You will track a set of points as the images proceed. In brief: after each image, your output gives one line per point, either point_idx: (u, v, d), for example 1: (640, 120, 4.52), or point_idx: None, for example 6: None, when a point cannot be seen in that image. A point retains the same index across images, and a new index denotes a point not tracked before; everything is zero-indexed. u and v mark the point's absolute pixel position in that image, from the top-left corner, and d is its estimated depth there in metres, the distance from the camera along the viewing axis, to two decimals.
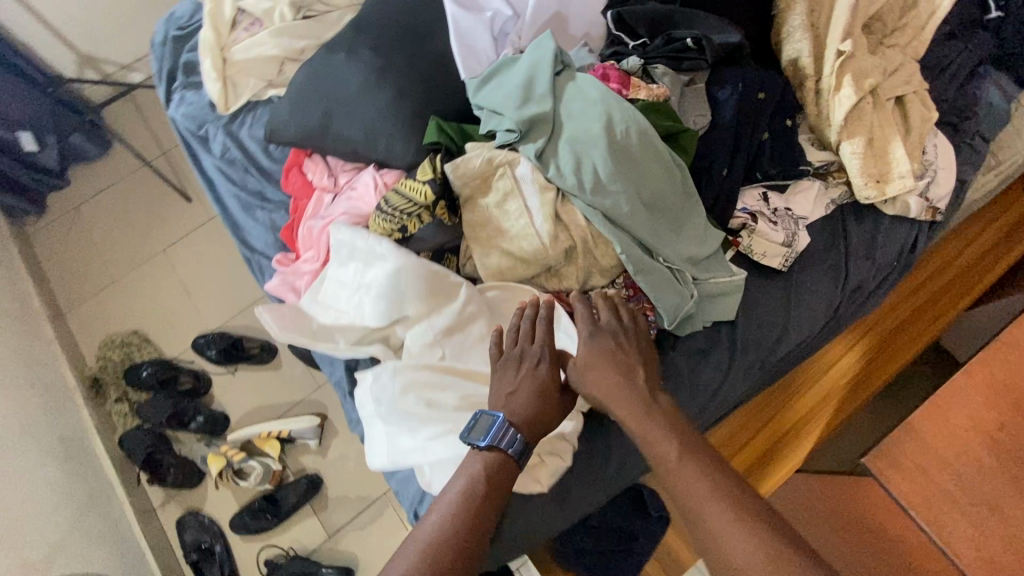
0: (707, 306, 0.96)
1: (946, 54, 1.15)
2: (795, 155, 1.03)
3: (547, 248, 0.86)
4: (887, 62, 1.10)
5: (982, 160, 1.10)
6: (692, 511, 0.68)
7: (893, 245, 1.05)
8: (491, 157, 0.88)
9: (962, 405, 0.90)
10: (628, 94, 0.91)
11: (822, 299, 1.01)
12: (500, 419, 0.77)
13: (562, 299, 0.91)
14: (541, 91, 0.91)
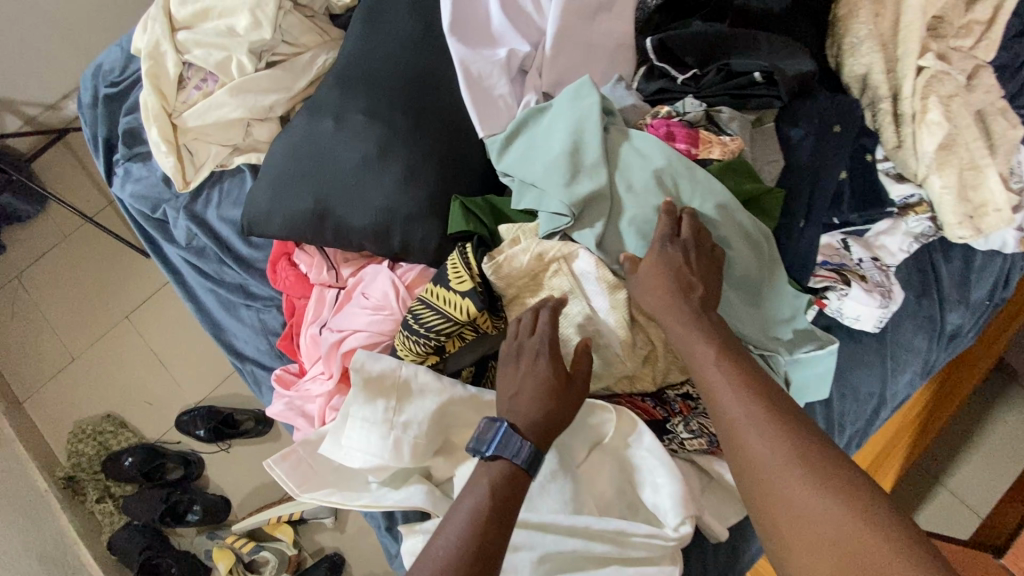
0: (798, 388, 0.81)
1: (1016, 53, 1.01)
2: (877, 194, 0.89)
3: (624, 358, 0.74)
4: (962, 69, 0.95)
5: None
6: (716, 406, 0.61)
7: (986, 282, 0.92)
8: (541, 252, 0.72)
9: None
10: (699, 155, 0.75)
11: (918, 357, 0.89)
12: (503, 426, 0.64)
13: (640, 407, 0.77)
14: (592, 160, 0.73)
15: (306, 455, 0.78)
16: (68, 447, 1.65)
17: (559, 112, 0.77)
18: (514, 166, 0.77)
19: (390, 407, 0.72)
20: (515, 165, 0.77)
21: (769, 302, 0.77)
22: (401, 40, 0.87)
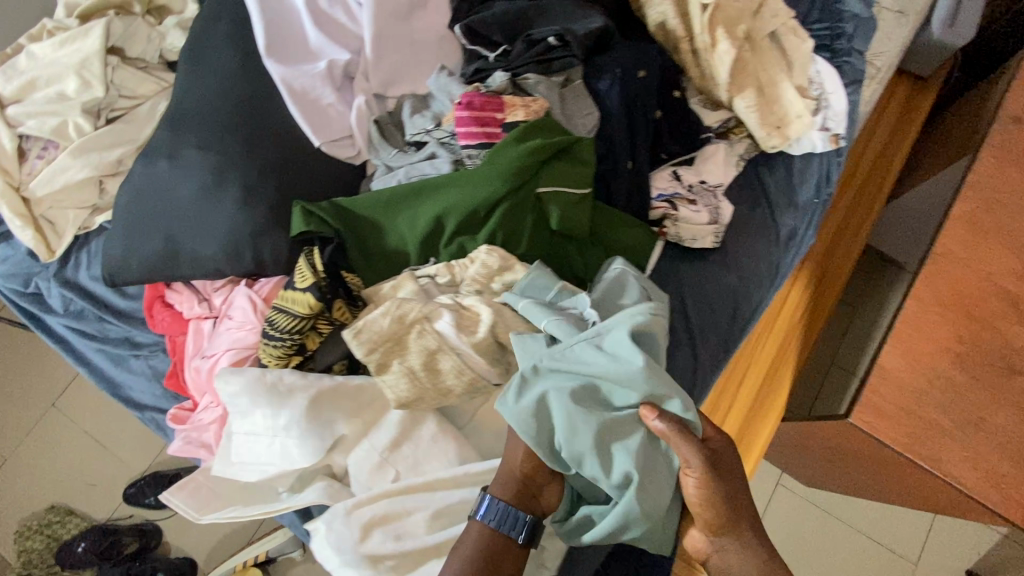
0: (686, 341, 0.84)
1: None
2: (692, 128, 0.98)
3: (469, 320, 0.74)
4: None
5: (865, 72, 1.08)
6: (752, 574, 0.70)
7: (808, 184, 1.02)
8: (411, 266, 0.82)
9: (922, 330, 0.85)
10: (505, 117, 0.80)
11: (761, 261, 0.98)
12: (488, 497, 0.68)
13: None
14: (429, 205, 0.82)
15: (205, 482, 0.81)
16: (15, 548, 1.60)
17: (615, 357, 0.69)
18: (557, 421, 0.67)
19: (269, 416, 0.75)
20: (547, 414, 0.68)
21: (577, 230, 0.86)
22: (224, 71, 0.90)
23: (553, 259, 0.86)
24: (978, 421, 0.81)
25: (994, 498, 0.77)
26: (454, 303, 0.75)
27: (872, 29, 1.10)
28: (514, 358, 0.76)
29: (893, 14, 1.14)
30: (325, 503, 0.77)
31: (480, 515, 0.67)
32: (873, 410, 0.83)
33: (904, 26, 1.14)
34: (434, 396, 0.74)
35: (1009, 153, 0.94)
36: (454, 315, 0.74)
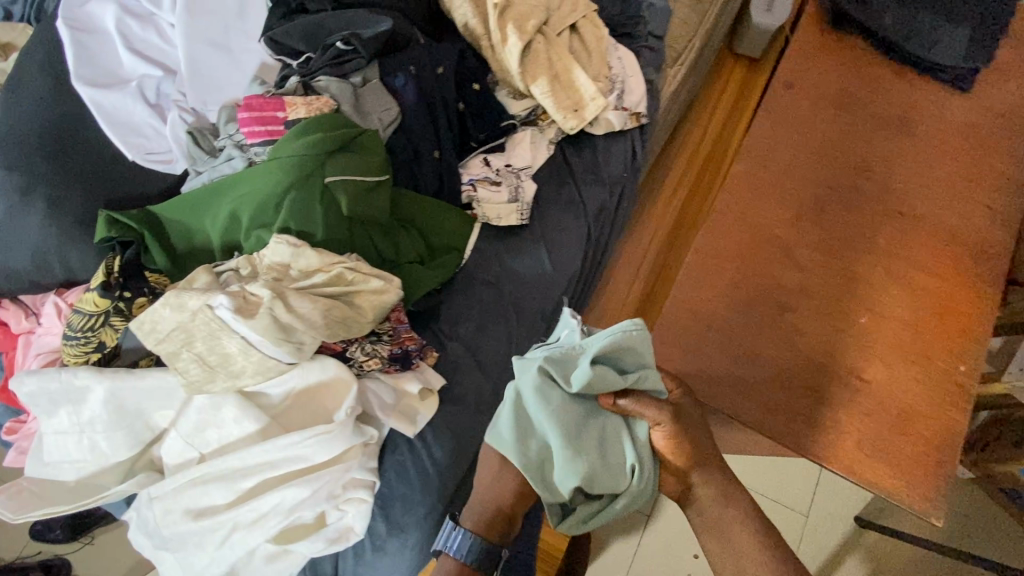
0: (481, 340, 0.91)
1: None
2: (492, 116, 1.07)
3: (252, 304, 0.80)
4: None
5: (663, 56, 1.19)
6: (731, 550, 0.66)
7: (615, 159, 1.14)
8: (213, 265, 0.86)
9: (700, 278, 0.93)
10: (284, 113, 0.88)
11: (571, 232, 1.08)
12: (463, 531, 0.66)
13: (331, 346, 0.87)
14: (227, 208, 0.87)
15: (26, 485, 0.84)
16: None
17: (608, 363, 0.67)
18: (538, 450, 0.67)
19: (73, 414, 0.80)
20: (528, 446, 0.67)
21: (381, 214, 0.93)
22: (37, 98, 0.96)
23: (361, 245, 0.91)
24: (749, 354, 0.88)
25: (779, 432, 0.83)
26: (239, 291, 0.81)
27: (667, 18, 1.22)
28: (304, 336, 0.81)
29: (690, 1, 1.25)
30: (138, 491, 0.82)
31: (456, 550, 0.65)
32: (663, 359, 0.87)
33: (701, 11, 1.26)
34: (226, 379, 0.79)
35: (778, 115, 1.05)
36: (234, 301, 0.79)
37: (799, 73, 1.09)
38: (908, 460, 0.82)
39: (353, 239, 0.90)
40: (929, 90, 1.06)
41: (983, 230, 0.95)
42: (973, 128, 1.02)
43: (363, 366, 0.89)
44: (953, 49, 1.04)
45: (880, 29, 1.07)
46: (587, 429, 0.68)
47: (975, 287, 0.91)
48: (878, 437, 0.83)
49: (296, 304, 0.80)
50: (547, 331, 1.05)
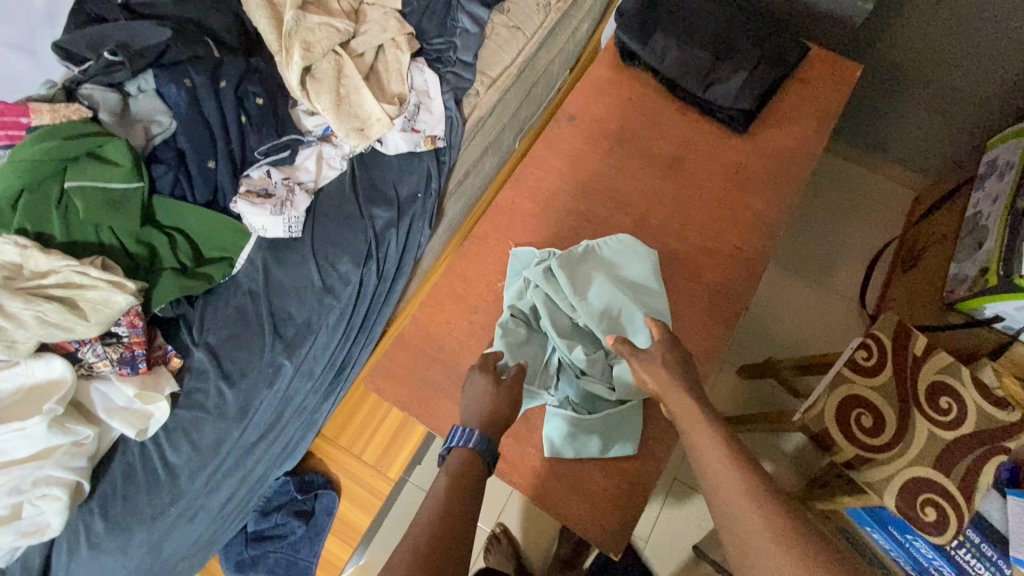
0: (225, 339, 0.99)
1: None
2: (277, 125, 1.09)
3: None
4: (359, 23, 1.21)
5: (472, 82, 1.23)
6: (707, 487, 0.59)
7: (413, 176, 1.15)
8: None
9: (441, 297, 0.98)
10: (30, 120, 0.93)
11: (350, 247, 1.09)
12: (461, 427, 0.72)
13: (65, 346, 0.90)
14: None
15: None
16: None
17: (611, 259, 0.93)
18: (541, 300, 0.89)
19: None
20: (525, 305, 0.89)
21: (126, 214, 0.95)
22: None
23: (107, 246, 0.95)
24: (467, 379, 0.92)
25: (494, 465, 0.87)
26: None
27: (479, 44, 1.24)
28: (16, 335, 0.85)
29: (510, 29, 1.28)
30: None
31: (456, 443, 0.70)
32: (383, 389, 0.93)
33: (521, 38, 1.28)
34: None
35: (554, 149, 1.09)
36: None
37: (584, 107, 1.12)
38: (602, 489, 0.86)
39: (99, 242, 0.94)
40: (708, 132, 1.09)
41: (730, 275, 0.99)
42: (745, 172, 1.06)
43: (92, 366, 0.91)
44: (731, 90, 1.05)
45: (665, 67, 1.08)
46: (599, 304, 0.89)
47: (709, 330, 0.95)
48: (573, 468, 0.87)
49: (7, 304, 0.84)
50: (317, 344, 1.06)
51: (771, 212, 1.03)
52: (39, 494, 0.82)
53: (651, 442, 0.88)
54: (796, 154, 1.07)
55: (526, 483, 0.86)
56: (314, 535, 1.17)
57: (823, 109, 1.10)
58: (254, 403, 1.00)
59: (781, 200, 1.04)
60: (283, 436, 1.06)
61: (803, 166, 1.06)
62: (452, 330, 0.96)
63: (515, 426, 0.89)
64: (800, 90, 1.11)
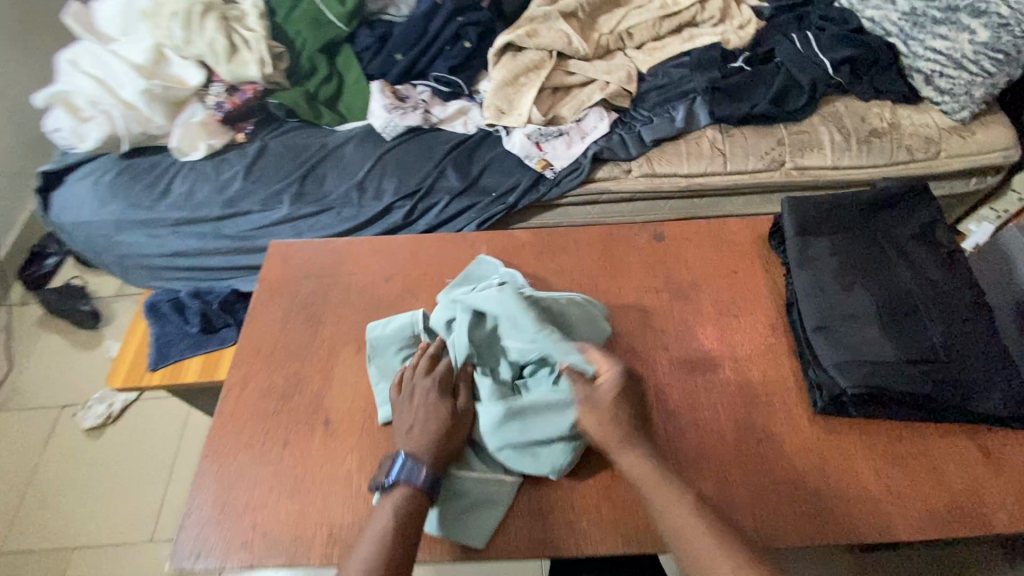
0: (279, 152, 1.17)
1: (668, 77, 1.21)
2: (459, 69, 1.19)
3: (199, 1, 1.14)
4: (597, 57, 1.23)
5: (630, 158, 1.11)
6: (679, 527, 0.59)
7: (501, 177, 1.12)
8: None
9: (383, 249, 0.92)
10: None
11: (405, 177, 1.13)
12: (402, 455, 0.65)
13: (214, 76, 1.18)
14: None
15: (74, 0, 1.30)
16: None
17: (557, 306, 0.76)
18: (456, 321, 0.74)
19: None
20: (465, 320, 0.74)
21: (318, 36, 1.19)
22: None
23: (292, 45, 1.20)
24: (314, 312, 0.85)
25: (233, 385, 0.77)
26: None
27: (669, 136, 1.12)
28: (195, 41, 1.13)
29: (713, 149, 1.12)
30: (85, 28, 1.20)
31: (392, 475, 0.64)
32: (274, 262, 0.91)
33: (714, 165, 1.11)
34: (153, 22, 1.15)
35: (609, 243, 0.90)
36: None
37: (680, 238, 0.91)
38: (247, 508, 0.68)
39: (291, 39, 1.20)
40: (775, 374, 0.76)
41: (603, 510, 0.66)
42: (765, 447, 0.70)
43: (207, 96, 1.17)
44: (845, 355, 0.72)
45: (798, 274, 0.81)
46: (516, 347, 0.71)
47: (512, 520, 0.66)
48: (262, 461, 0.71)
49: (209, 22, 1.13)
50: (314, 214, 1.13)
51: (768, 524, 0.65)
52: (101, 122, 1.10)
53: (331, 533, 0.66)
54: (858, 501, 0.67)
55: (224, 422, 0.74)
56: (197, 344, 1.14)
57: (959, 497, 0.67)
58: (245, 207, 1.14)
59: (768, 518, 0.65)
60: (241, 249, 1.16)
61: (848, 521, 0.65)
62: (357, 273, 0.89)
63: (284, 379, 0.78)
64: (956, 451, 0.71)
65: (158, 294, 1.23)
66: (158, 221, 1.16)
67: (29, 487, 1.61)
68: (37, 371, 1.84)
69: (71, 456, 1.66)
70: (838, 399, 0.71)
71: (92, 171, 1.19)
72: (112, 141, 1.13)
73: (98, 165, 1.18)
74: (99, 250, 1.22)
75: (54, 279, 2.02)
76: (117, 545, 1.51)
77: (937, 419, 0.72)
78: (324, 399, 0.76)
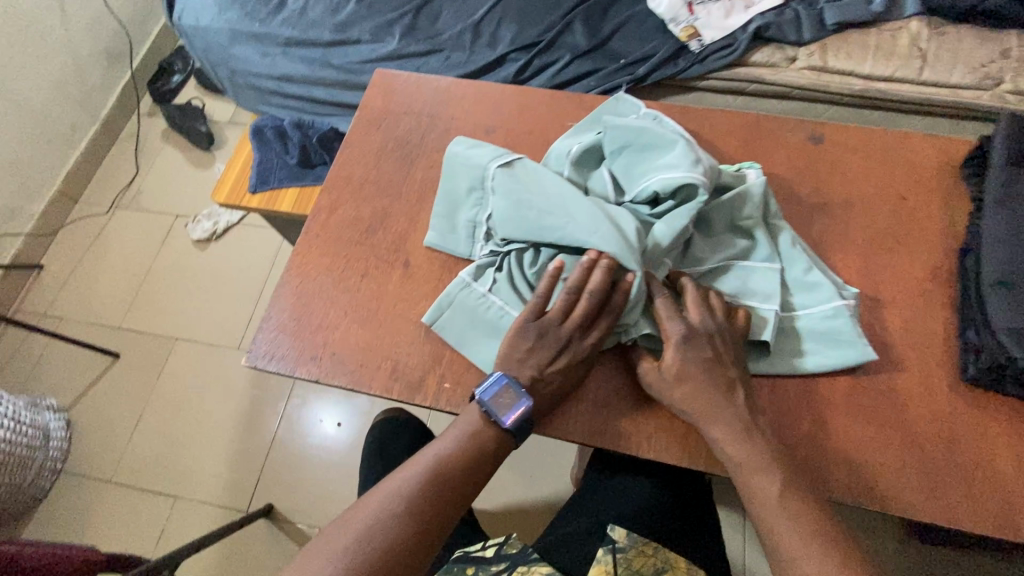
0: None
1: None
2: None
3: None
4: None
5: (798, 44, 0.92)
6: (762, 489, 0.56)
7: (634, 44, 0.97)
8: None
9: (492, 96, 0.83)
10: None
11: (530, 28, 1.02)
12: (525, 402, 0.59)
13: None
14: None
15: None
16: None
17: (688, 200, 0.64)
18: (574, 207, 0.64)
19: None
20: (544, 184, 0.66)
21: None
22: None
23: None
24: (410, 150, 0.80)
25: (322, 208, 0.75)
26: None
27: (856, 23, 0.92)
28: None
29: (910, 49, 0.90)
30: None
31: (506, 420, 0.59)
32: (376, 91, 0.85)
33: (906, 70, 0.89)
34: None
35: (753, 134, 0.76)
36: None
37: (842, 143, 0.74)
38: (318, 326, 0.68)
39: None
40: (921, 325, 0.63)
41: (676, 423, 0.60)
42: (890, 405, 0.60)
43: None
44: None
45: (990, 214, 0.64)
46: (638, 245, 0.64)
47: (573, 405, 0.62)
48: (340, 289, 0.70)
49: None
50: (426, 54, 1.05)
51: (880, 497, 0.56)
52: None
53: (395, 371, 0.64)
54: (989, 487, 0.56)
55: (310, 241, 0.73)
56: (294, 175, 1.09)
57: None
58: (361, 36, 1.10)
59: (868, 479, 0.56)
60: (346, 80, 1.11)
61: (969, 507, 0.55)
62: (459, 118, 0.82)
63: (373, 213, 0.75)
64: None
65: (262, 118, 1.19)
66: (274, 38, 1.15)
67: (145, 280, 1.82)
68: (158, 180, 2.00)
69: (180, 261, 1.85)
70: (999, 369, 0.58)
71: None
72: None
73: None
74: (214, 61, 1.23)
75: (178, 96, 2.12)
76: (211, 346, 1.70)
77: None
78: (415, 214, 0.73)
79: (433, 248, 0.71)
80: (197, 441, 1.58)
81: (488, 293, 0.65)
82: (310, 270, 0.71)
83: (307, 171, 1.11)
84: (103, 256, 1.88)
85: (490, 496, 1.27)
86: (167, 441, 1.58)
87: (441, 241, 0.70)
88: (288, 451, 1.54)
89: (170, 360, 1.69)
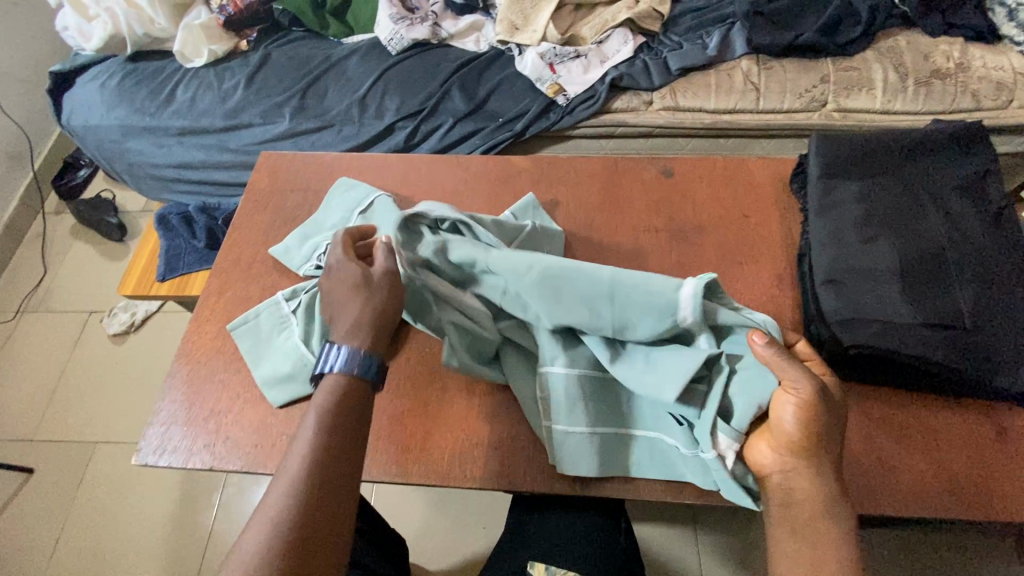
0: (285, 65, 1.18)
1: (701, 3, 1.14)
2: None
3: None
4: None
5: (651, 87, 1.03)
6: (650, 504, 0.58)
7: (510, 103, 1.06)
8: None
9: (373, 166, 0.87)
10: None
11: (413, 97, 1.09)
12: (336, 346, 0.59)
13: None
14: None
15: None
16: None
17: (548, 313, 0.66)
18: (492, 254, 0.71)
19: None
20: (390, 218, 0.76)
21: None
22: None
23: None
24: (296, 225, 0.82)
25: (209, 293, 0.76)
26: None
27: (697, 65, 1.03)
28: None
29: (746, 82, 1.02)
30: None
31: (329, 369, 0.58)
32: (261, 173, 0.88)
33: (746, 100, 1.01)
34: None
35: (613, 175, 0.83)
36: None
37: (690, 174, 0.83)
38: (211, 410, 0.67)
39: None
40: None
41: None
42: None
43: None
44: (854, 309, 0.65)
45: (815, 221, 0.73)
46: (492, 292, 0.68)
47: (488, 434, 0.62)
48: (232, 371, 0.70)
49: None
50: (316, 130, 1.10)
51: None
52: (107, 23, 1.19)
53: (289, 446, 0.65)
54: (845, 468, 0.61)
55: (199, 327, 0.73)
56: (204, 257, 1.09)
57: (962, 477, 0.60)
58: (252, 119, 1.14)
59: None
60: (242, 162, 1.14)
61: None
62: None
63: (261, 292, 0.76)
64: (968, 429, 0.63)
65: (166, 207, 1.18)
66: (164, 128, 1.17)
67: (60, 383, 1.73)
68: (70, 277, 1.92)
69: (98, 358, 1.76)
70: (839, 359, 0.65)
71: (98, 73, 1.22)
72: (115, 41, 1.21)
73: (102, 67, 1.23)
74: (109, 156, 1.23)
75: (87, 190, 2.07)
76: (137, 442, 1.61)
77: (954, 394, 0.64)
78: (269, 253, 0.79)
79: (277, 259, 0.78)
80: (126, 550, 1.47)
81: (292, 312, 0.72)
82: (200, 356, 0.71)
83: (213, 252, 1.11)
84: (10, 365, 1.77)
85: (442, 554, 1.24)
86: (92, 556, 1.46)
87: (284, 254, 0.77)
88: (229, 543, 1.46)
89: (92, 466, 1.59)
